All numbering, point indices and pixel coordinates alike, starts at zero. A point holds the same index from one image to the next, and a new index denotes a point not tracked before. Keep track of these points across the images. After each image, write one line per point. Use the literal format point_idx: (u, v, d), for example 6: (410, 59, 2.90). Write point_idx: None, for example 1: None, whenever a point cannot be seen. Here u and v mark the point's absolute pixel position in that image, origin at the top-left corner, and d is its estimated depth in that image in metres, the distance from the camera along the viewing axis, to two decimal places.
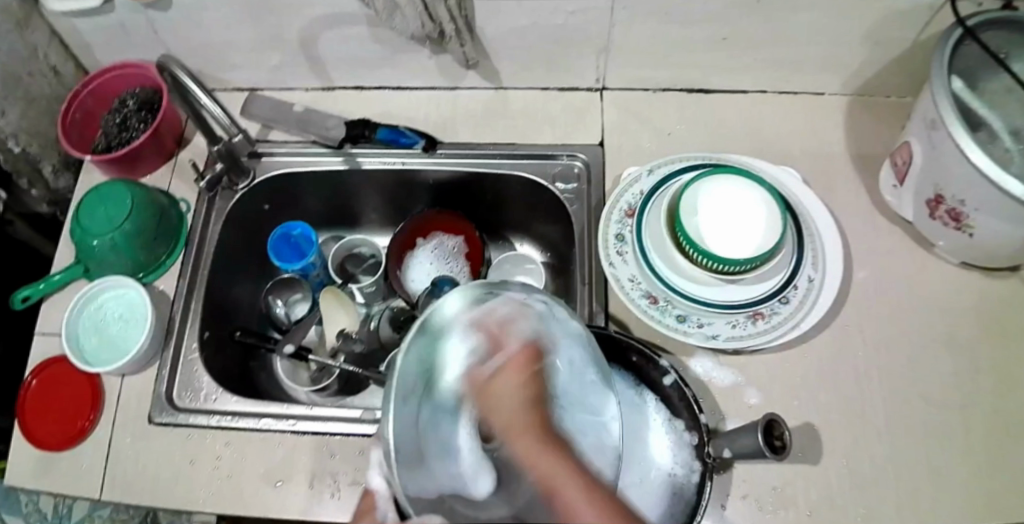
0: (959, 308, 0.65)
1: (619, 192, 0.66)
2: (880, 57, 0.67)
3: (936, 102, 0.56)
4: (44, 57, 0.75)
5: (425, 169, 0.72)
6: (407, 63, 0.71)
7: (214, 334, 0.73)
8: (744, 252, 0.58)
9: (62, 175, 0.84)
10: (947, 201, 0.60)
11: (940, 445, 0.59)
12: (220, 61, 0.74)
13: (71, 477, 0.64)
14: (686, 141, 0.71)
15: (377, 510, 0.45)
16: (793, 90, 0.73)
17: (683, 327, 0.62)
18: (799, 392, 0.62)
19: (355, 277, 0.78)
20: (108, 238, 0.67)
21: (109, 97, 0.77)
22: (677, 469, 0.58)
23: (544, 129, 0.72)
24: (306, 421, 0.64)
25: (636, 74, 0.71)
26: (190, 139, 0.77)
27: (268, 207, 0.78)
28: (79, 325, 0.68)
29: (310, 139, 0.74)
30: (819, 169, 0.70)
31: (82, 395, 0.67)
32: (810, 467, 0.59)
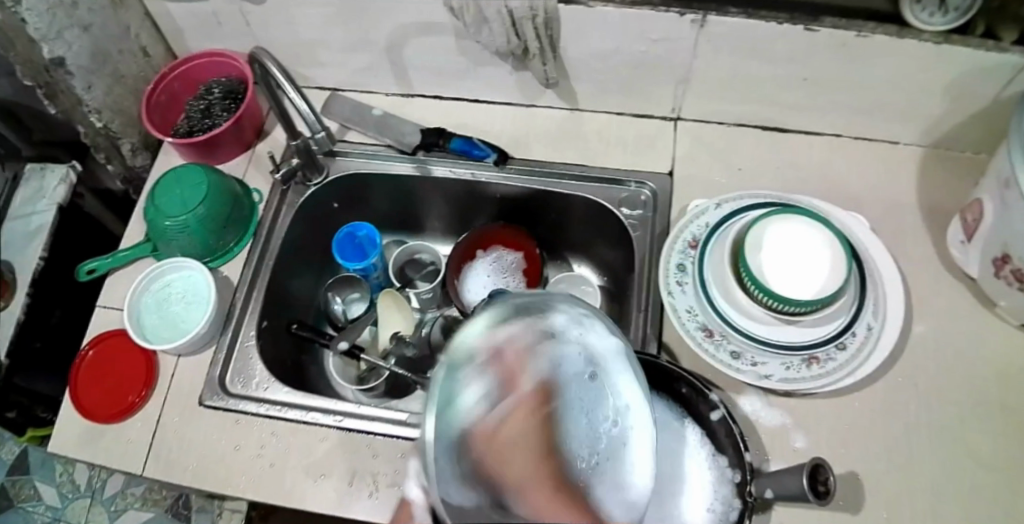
0: (1020, 373, 0.64)
1: (684, 222, 0.67)
2: (960, 112, 0.67)
3: (1014, 161, 0.56)
4: (136, 37, 0.78)
5: (493, 182, 0.73)
6: (486, 77, 0.73)
7: (272, 323, 0.75)
8: (807, 293, 0.57)
9: (140, 153, 0.86)
10: (1014, 261, 0.59)
11: (989, 512, 0.58)
12: (306, 59, 0.76)
13: (116, 448, 0.66)
14: (755, 178, 0.71)
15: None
16: (867, 137, 0.73)
17: (737, 363, 0.62)
18: (847, 440, 0.62)
19: (413, 283, 0.79)
20: (182, 219, 0.69)
21: (196, 82, 0.80)
22: (716, 506, 0.57)
23: (614, 153, 0.73)
24: (352, 419, 0.65)
25: (712, 106, 0.72)
26: (268, 132, 0.80)
27: (336, 205, 0.80)
28: (143, 302, 0.71)
29: (384, 143, 0.75)
30: (886, 217, 0.70)
31: (136, 369, 0.69)
32: (851, 518, 0.58)
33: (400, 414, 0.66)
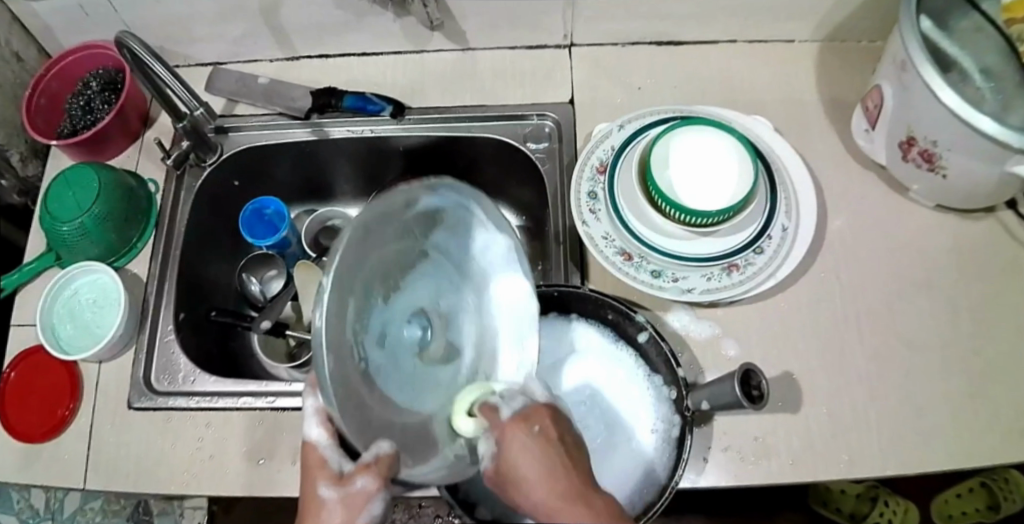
0: (934, 250, 0.65)
1: (590, 149, 0.65)
2: (850, 1, 0.67)
3: (907, 43, 0.56)
4: (6, 43, 0.72)
5: (393, 136, 0.72)
6: (371, 28, 0.70)
7: (191, 315, 0.73)
8: (720, 203, 0.57)
9: (30, 162, 0.81)
10: (919, 141, 0.59)
11: (921, 387, 0.60)
12: (183, 37, 0.72)
13: (54, 467, 0.63)
14: (656, 95, 0.70)
15: (326, 463, 0.42)
16: (763, 40, 0.73)
17: (658, 282, 0.62)
18: (779, 341, 0.62)
19: (329, 250, 0.79)
20: (77, 223, 0.66)
21: (73, 78, 0.75)
22: (659, 424, 0.58)
23: (513, 90, 0.71)
24: (284, 398, 0.64)
25: (605, 28, 0.70)
26: (155, 118, 0.76)
27: (237, 183, 0.77)
28: (54, 314, 0.67)
29: (275, 111, 0.73)
30: (792, 117, 0.70)
31: (59, 382, 0.65)
32: (791, 416, 0.59)
33: None
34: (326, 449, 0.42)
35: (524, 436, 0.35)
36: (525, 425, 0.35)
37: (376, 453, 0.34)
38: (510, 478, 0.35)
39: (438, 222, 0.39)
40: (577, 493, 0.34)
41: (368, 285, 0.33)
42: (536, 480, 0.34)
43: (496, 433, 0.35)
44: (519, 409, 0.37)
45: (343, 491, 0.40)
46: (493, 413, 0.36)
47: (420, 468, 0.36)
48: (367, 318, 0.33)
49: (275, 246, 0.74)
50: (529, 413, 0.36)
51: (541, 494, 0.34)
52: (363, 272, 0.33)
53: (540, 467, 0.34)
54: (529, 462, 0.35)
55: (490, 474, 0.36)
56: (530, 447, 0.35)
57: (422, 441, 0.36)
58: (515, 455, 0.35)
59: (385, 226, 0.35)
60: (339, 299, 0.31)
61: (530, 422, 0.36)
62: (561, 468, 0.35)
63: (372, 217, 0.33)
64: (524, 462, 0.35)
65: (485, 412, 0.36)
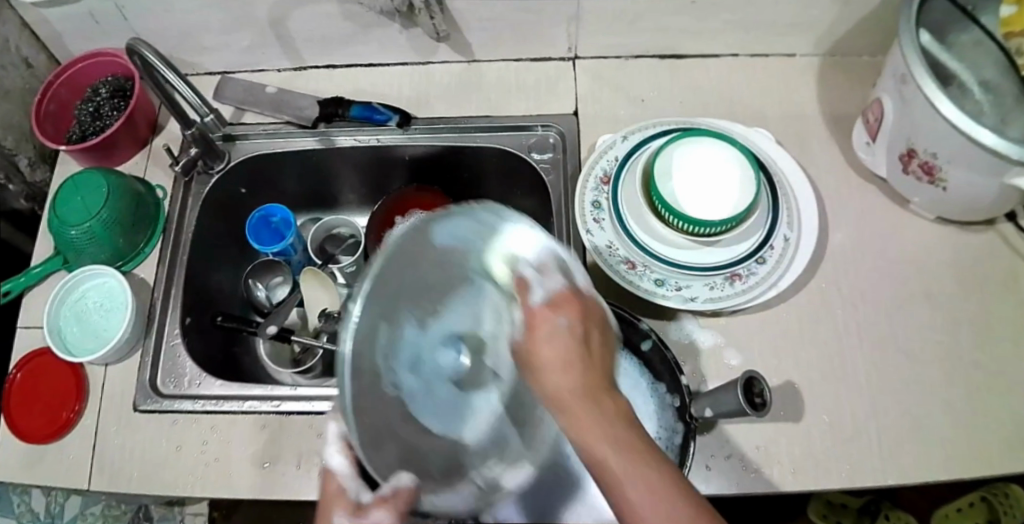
0: (934, 262, 0.66)
1: (593, 159, 0.66)
2: (850, 17, 0.68)
3: (907, 57, 0.57)
4: (16, 49, 0.73)
5: (400, 145, 0.73)
6: (378, 39, 0.71)
7: (197, 320, 0.73)
8: (722, 213, 0.58)
9: (38, 167, 0.82)
10: (919, 154, 0.60)
11: (922, 397, 0.60)
12: (193, 46, 0.73)
13: (59, 469, 0.63)
14: (659, 107, 0.71)
15: (347, 493, 0.41)
16: (764, 53, 0.74)
17: (662, 290, 0.62)
18: (780, 351, 0.62)
19: (335, 258, 0.80)
20: (86, 227, 0.66)
21: (82, 86, 0.76)
22: (661, 433, 0.58)
23: (518, 101, 0.72)
24: (290, 402, 0.64)
25: (609, 41, 0.71)
26: (163, 125, 0.77)
27: (244, 190, 0.78)
28: (61, 316, 0.68)
29: (283, 120, 0.74)
30: (794, 130, 0.71)
31: (64, 385, 0.66)
32: (792, 425, 0.59)
33: (338, 390, 0.65)
34: (346, 482, 0.42)
35: (552, 328, 0.33)
36: (558, 318, 0.33)
37: (394, 486, 0.36)
38: (528, 360, 0.33)
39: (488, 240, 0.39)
40: (597, 396, 0.32)
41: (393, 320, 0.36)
42: (558, 370, 0.32)
43: (527, 315, 0.34)
44: (552, 296, 0.34)
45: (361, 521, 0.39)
46: (525, 292, 0.35)
47: (445, 495, 0.40)
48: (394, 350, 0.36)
49: (280, 253, 0.76)
50: (559, 299, 0.34)
51: (561, 385, 0.32)
52: (389, 308, 0.35)
53: (558, 352, 0.32)
54: (552, 353, 0.32)
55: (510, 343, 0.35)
56: (555, 340, 0.33)
57: (456, 463, 0.42)
58: (536, 342, 0.33)
59: (421, 259, 0.36)
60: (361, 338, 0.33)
61: (566, 316, 0.33)
62: (580, 362, 0.32)
63: (402, 256, 0.35)
64: (550, 355, 0.32)
65: (516, 286, 0.36)
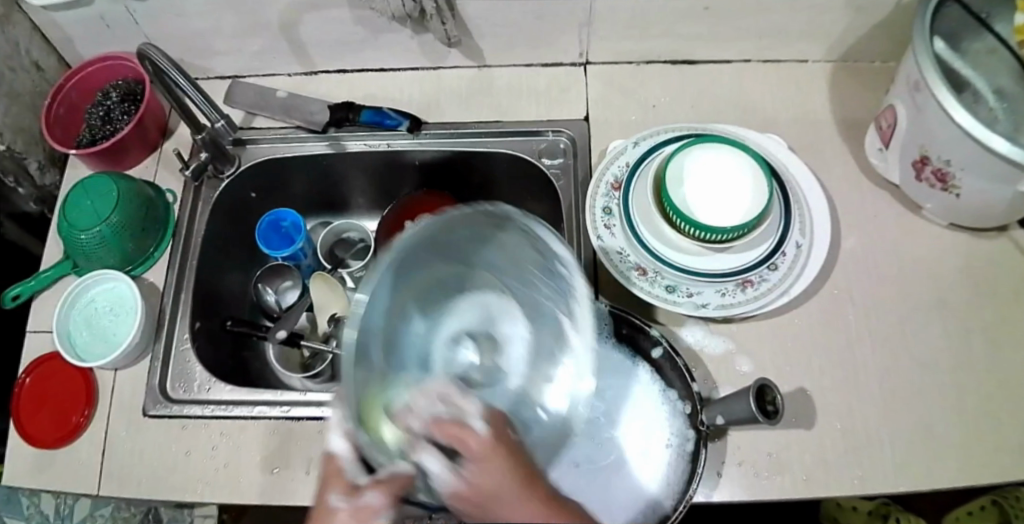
0: (947, 269, 0.66)
1: (604, 165, 0.66)
2: (863, 23, 0.68)
3: (920, 64, 0.56)
4: (27, 53, 0.73)
5: (410, 150, 0.72)
6: (388, 43, 0.71)
7: (206, 324, 0.73)
8: (734, 220, 0.57)
9: (49, 171, 0.82)
10: (932, 161, 0.60)
11: (934, 405, 0.60)
12: (203, 50, 0.73)
13: (68, 474, 0.63)
14: (670, 113, 0.71)
15: None
16: (776, 59, 0.73)
17: (673, 297, 0.62)
18: (792, 358, 0.62)
19: (344, 262, 0.80)
20: (95, 232, 0.66)
21: (93, 89, 0.76)
22: (673, 439, 0.58)
23: (529, 106, 0.72)
24: (300, 407, 0.64)
25: (620, 46, 0.71)
26: (173, 129, 0.77)
27: (254, 195, 0.78)
28: (71, 320, 0.68)
29: (294, 125, 0.74)
30: (805, 136, 0.70)
31: (74, 389, 0.66)
32: (804, 432, 0.59)
33: None
34: (346, 462, 0.40)
35: (503, 455, 0.34)
36: (495, 448, 0.34)
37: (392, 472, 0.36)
38: (489, 501, 0.33)
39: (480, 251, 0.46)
40: (545, 493, 0.33)
41: (404, 315, 0.45)
42: (508, 484, 0.32)
43: (472, 458, 0.33)
44: (484, 421, 0.35)
45: (354, 503, 0.37)
46: (462, 430, 0.34)
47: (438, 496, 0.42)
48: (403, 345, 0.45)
49: (291, 257, 0.76)
50: (495, 433, 0.35)
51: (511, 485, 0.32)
52: (405, 305, 0.44)
53: (509, 479, 0.33)
54: (506, 461, 0.33)
55: (456, 492, 0.33)
56: (493, 469, 0.33)
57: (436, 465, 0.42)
58: (480, 477, 0.33)
59: (419, 267, 0.44)
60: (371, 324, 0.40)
61: (501, 434, 0.35)
62: (531, 480, 0.33)
63: (406, 262, 0.42)
64: (497, 466, 0.33)
65: (478, 405, 0.36)
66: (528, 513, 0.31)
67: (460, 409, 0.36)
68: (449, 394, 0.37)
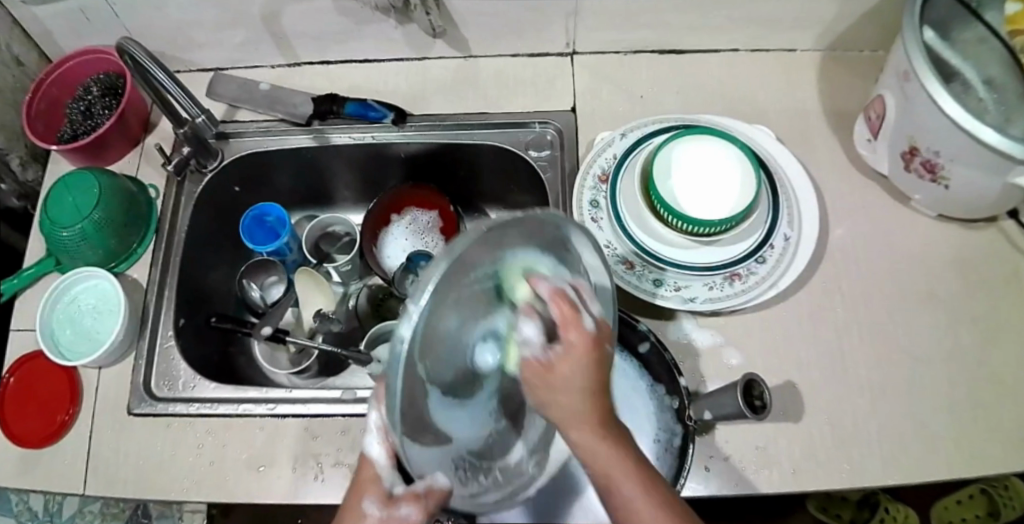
0: (936, 260, 0.65)
1: (592, 157, 0.65)
2: (852, 12, 0.67)
3: (909, 53, 0.56)
4: (6, 48, 0.72)
5: (395, 143, 0.72)
6: (373, 35, 0.70)
7: (190, 321, 0.73)
8: (722, 212, 0.57)
9: (30, 167, 0.81)
10: (921, 152, 0.59)
11: (923, 397, 0.60)
12: (185, 42, 0.72)
13: (53, 473, 0.62)
14: (658, 104, 0.70)
15: (379, 481, 0.43)
16: (765, 49, 0.73)
17: (660, 291, 0.61)
18: (781, 351, 0.62)
19: (330, 256, 0.79)
20: (77, 228, 0.66)
21: (73, 84, 0.75)
22: (660, 435, 0.58)
23: (516, 97, 0.71)
24: (285, 404, 0.63)
25: (607, 36, 0.70)
26: (156, 124, 0.76)
27: (238, 189, 0.78)
28: (54, 318, 0.67)
29: (277, 118, 0.73)
30: (794, 126, 0.70)
31: (58, 387, 0.65)
32: (793, 425, 0.59)
33: (333, 391, 0.64)
34: (380, 468, 0.43)
35: (591, 363, 0.33)
36: (592, 350, 0.33)
37: (428, 484, 0.37)
38: (547, 384, 0.33)
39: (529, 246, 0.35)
40: (604, 426, 0.35)
41: (456, 319, 0.32)
42: (577, 392, 0.33)
43: (565, 342, 0.33)
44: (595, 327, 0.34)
45: (389, 513, 0.42)
46: (574, 316, 0.33)
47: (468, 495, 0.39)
48: (450, 352, 0.33)
49: (275, 252, 0.75)
50: (599, 339, 0.34)
51: (576, 406, 0.34)
52: (456, 309, 0.32)
53: (586, 381, 0.33)
54: (584, 376, 0.33)
55: (534, 368, 0.33)
56: (581, 367, 0.33)
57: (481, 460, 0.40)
58: (567, 366, 0.33)
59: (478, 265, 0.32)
60: (420, 332, 0.30)
61: (601, 345, 0.34)
62: (597, 398, 0.34)
63: (466, 265, 0.31)
64: (577, 367, 0.33)
65: (559, 305, 0.33)
66: (580, 416, 0.34)
67: (577, 299, 0.35)
68: (576, 289, 0.36)
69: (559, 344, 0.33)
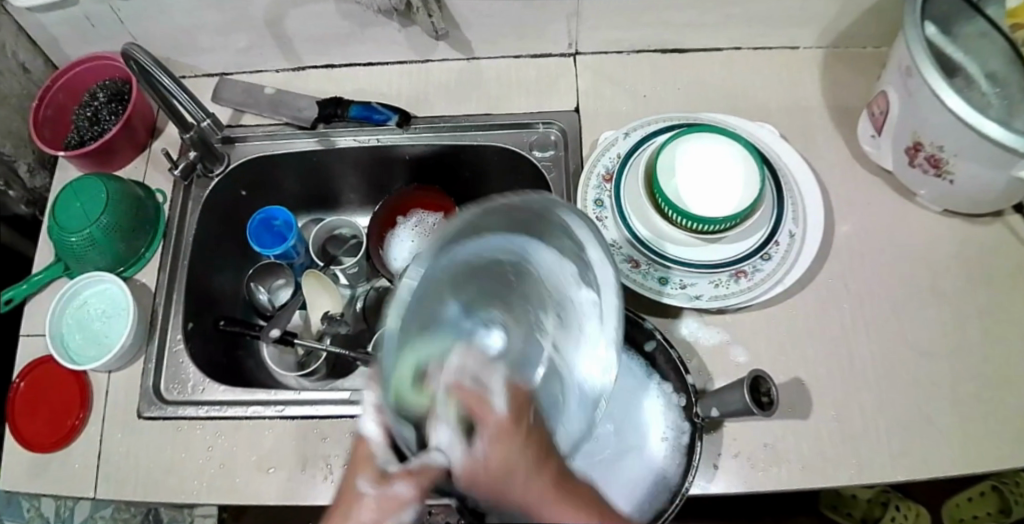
0: (941, 255, 0.65)
1: (596, 156, 0.66)
2: (854, 7, 0.67)
3: (912, 49, 0.56)
4: (12, 55, 0.72)
5: (400, 145, 0.72)
6: (377, 38, 0.70)
7: (199, 324, 0.73)
8: (727, 210, 0.57)
9: (38, 173, 0.81)
10: (926, 147, 0.59)
11: (930, 393, 0.60)
12: (190, 48, 0.73)
13: (65, 477, 0.63)
14: (661, 103, 0.70)
15: (376, 475, 0.42)
16: (767, 46, 0.73)
17: (666, 289, 0.62)
18: (788, 348, 0.62)
19: (336, 259, 0.80)
20: (85, 233, 0.66)
21: (80, 90, 0.75)
22: (668, 433, 0.58)
23: (519, 98, 0.71)
24: (293, 407, 0.64)
25: (610, 36, 0.70)
26: (162, 129, 0.77)
27: (245, 193, 0.78)
28: (64, 323, 0.67)
29: (282, 122, 0.73)
30: (797, 123, 0.70)
31: (68, 392, 0.66)
32: (800, 422, 0.59)
33: (341, 393, 0.64)
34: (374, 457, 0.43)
35: (518, 438, 0.33)
36: (513, 429, 0.33)
37: (428, 474, 0.37)
38: (493, 479, 0.32)
39: (515, 233, 0.42)
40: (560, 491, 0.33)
41: (443, 296, 0.39)
42: (527, 471, 0.32)
43: (490, 428, 0.33)
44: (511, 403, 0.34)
45: None
46: (482, 402, 0.33)
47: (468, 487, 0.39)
48: (441, 327, 0.39)
49: (282, 256, 0.75)
50: (516, 415, 0.34)
51: (536, 483, 0.32)
52: (444, 288, 0.39)
53: (526, 453, 0.32)
54: (519, 457, 0.32)
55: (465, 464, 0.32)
56: (502, 439, 0.32)
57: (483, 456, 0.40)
58: (499, 451, 0.32)
59: (468, 251, 0.39)
60: (412, 308, 0.36)
61: (522, 417, 0.34)
62: (545, 459, 0.33)
63: (459, 247, 0.38)
64: (509, 444, 0.32)
65: (466, 395, 0.34)
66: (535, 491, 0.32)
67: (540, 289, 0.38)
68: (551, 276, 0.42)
69: (483, 436, 0.32)
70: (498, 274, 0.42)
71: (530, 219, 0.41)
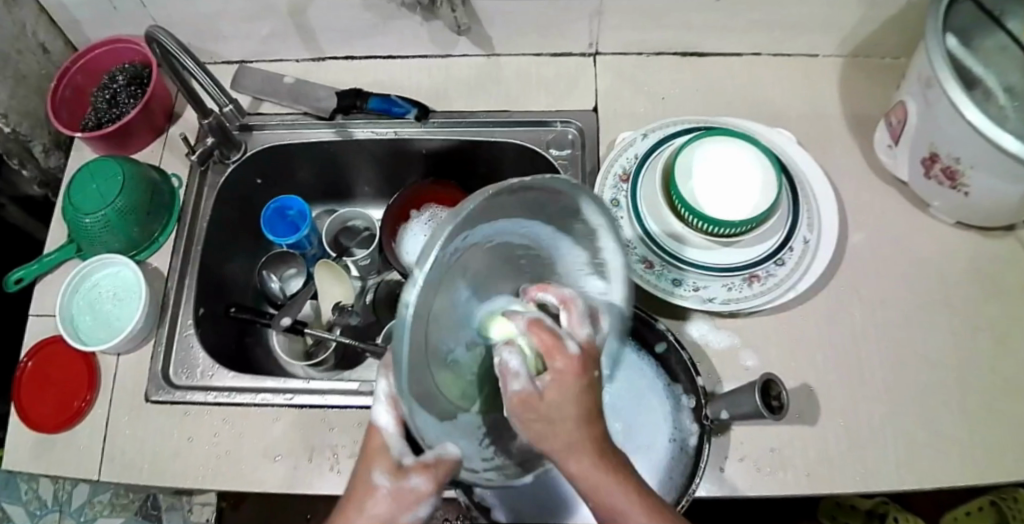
0: (954, 267, 0.65)
1: (613, 157, 0.66)
2: (875, 17, 0.67)
3: (932, 59, 0.56)
4: (33, 34, 0.73)
5: (417, 139, 0.72)
6: (397, 31, 0.70)
7: (209, 310, 0.73)
8: (743, 213, 0.57)
9: (53, 153, 0.81)
10: (942, 158, 0.60)
11: (939, 404, 0.60)
12: (211, 34, 0.73)
13: (70, 457, 0.63)
14: (679, 105, 0.70)
15: (388, 451, 0.40)
16: (786, 53, 0.73)
17: (679, 290, 0.62)
18: (798, 354, 0.62)
19: (349, 250, 0.80)
20: (100, 215, 0.66)
21: (99, 72, 0.76)
22: (675, 435, 0.58)
23: (537, 96, 0.72)
24: (301, 395, 0.64)
25: (630, 37, 0.71)
26: (180, 114, 0.77)
27: (260, 181, 0.78)
28: (74, 304, 0.67)
29: (300, 111, 0.74)
30: (813, 131, 0.70)
31: (76, 373, 0.66)
32: (807, 429, 0.59)
33: (349, 383, 0.64)
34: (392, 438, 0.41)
35: (579, 383, 0.33)
36: (580, 373, 0.33)
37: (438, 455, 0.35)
38: (541, 415, 0.33)
39: (532, 214, 0.37)
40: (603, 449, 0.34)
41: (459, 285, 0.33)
42: (574, 419, 0.33)
43: (553, 370, 0.33)
44: (582, 347, 0.35)
45: (399, 485, 0.38)
46: (556, 346, 0.33)
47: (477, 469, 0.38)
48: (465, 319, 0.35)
49: (295, 245, 0.75)
50: (586, 362, 0.34)
51: (578, 432, 0.33)
52: (466, 275, 0.34)
53: (578, 403, 0.33)
54: (574, 405, 0.33)
55: (519, 397, 0.33)
56: (558, 383, 0.33)
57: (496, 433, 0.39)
58: (555, 391, 0.33)
59: (483, 234, 0.34)
60: (426, 302, 0.31)
61: (590, 367, 0.34)
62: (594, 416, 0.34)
63: (476, 230, 0.33)
64: (565, 392, 0.33)
65: (539, 335, 0.34)
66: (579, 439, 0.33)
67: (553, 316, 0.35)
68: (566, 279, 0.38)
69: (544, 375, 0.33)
70: (514, 258, 0.37)
71: (550, 203, 0.37)
